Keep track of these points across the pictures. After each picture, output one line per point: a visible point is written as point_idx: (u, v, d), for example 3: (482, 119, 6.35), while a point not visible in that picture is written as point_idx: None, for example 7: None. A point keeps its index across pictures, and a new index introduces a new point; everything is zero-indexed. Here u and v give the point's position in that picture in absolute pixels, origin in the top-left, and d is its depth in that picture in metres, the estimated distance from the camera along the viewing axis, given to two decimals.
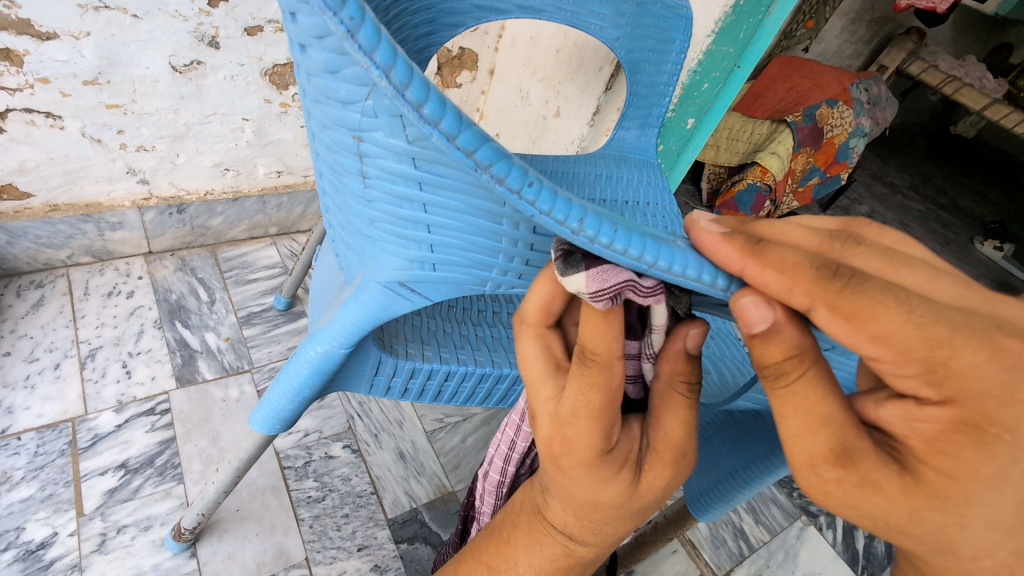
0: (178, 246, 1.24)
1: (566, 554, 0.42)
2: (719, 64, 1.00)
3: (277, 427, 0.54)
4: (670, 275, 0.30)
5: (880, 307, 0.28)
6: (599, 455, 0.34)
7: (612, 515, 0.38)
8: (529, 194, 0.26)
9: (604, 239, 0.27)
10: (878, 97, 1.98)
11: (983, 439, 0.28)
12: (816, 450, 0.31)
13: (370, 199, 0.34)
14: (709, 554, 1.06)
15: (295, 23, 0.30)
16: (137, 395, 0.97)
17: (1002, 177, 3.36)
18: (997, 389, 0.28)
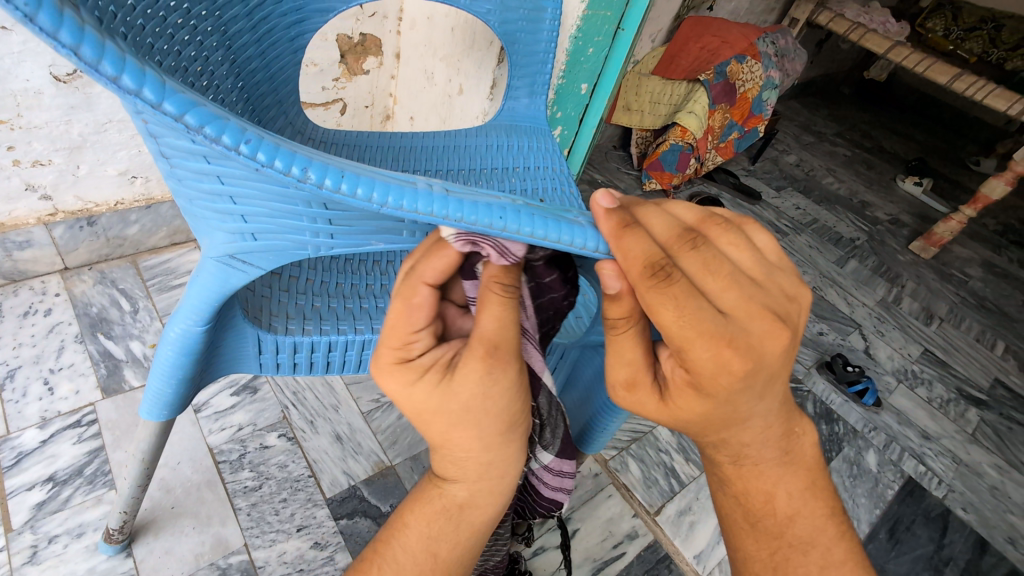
0: (96, 259, 1.22)
1: (439, 495, 0.46)
2: (600, 28, 1.04)
3: (166, 413, 0.56)
4: (406, 215, 0.33)
5: (667, 303, 0.37)
6: (398, 360, 0.40)
7: (447, 430, 0.41)
8: (246, 150, 0.29)
9: (329, 184, 0.31)
10: (785, 49, 2.06)
11: (738, 385, 0.39)
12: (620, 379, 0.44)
13: (179, 177, 0.37)
14: (642, 494, 1.12)
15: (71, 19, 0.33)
16: (61, 410, 0.98)
17: (922, 117, 3.52)
18: (743, 366, 0.38)
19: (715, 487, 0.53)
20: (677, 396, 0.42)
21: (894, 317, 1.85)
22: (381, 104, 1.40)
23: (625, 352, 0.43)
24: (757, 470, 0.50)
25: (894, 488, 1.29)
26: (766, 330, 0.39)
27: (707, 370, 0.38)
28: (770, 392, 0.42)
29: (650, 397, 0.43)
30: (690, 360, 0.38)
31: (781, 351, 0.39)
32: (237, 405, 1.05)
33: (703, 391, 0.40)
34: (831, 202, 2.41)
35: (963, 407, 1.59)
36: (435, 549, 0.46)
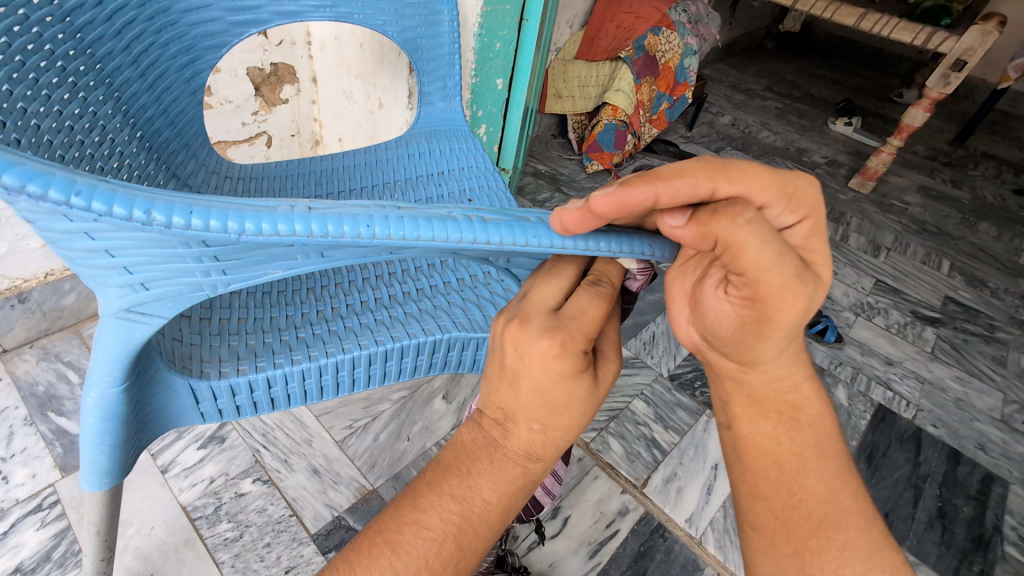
0: (35, 336, 1.18)
1: (523, 473, 0.48)
2: (503, 22, 1.04)
3: (109, 481, 0.54)
4: (268, 237, 0.33)
5: (751, 165, 0.41)
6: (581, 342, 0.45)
7: (575, 410, 0.47)
8: (79, 201, 0.29)
9: (180, 222, 0.31)
10: (697, 15, 2.11)
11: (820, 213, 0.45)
12: (793, 261, 0.39)
13: (48, 240, 0.36)
14: (627, 469, 1.13)
15: None
16: (20, 497, 0.94)
17: (842, 60, 3.65)
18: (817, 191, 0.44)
19: (785, 433, 0.52)
20: (810, 250, 0.45)
21: (844, 255, 1.91)
22: (307, 130, 1.43)
23: (772, 235, 0.39)
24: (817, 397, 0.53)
25: (866, 418, 1.34)
26: None
27: (812, 199, 0.44)
28: None
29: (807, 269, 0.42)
30: (798, 193, 0.42)
31: None
32: (205, 458, 1.03)
33: (815, 223, 0.44)
34: (769, 154, 2.47)
35: (919, 328, 1.66)
36: (503, 519, 0.49)
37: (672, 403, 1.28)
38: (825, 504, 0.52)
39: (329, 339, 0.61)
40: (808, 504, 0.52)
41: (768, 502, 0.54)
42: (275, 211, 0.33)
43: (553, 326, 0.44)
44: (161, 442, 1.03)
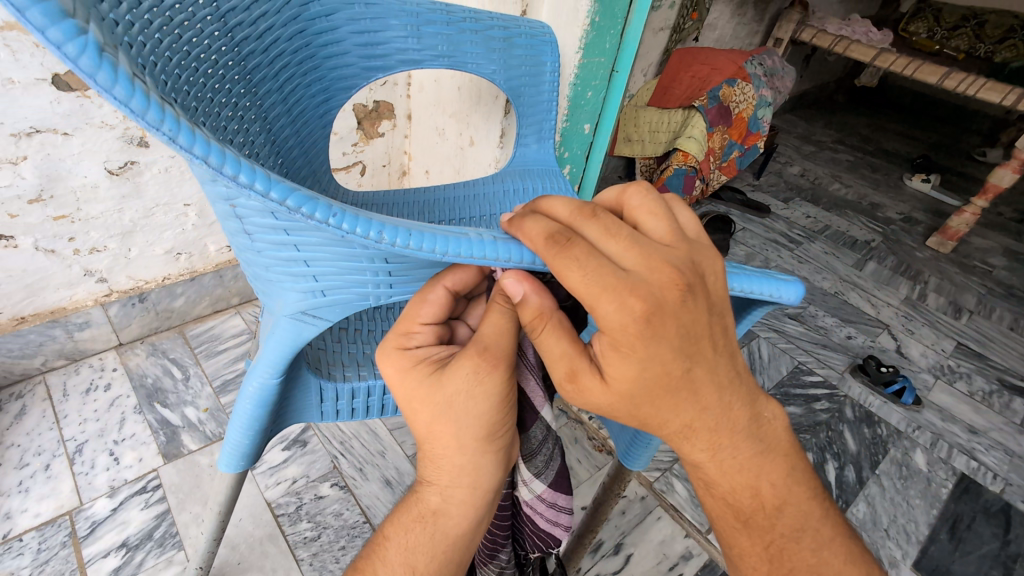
0: (147, 333, 1.31)
1: (416, 502, 0.48)
2: (596, 73, 1.10)
3: (242, 464, 0.60)
4: (465, 259, 0.39)
5: (567, 270, 0.38)
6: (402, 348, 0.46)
7: (419, 417, 0.44)
8: (335, 221, 0.35)
9: (401, 241, 0.37)
10: (773, 68, 2.14)
11: (639, 340, 0.39)
12: (557, 372, 0.43)
13: (259, 247, 0.43)
14: (692, 513, 1.12)
15: None
16: (127, 478, 1.03)
17: (918, 115, 3.57)
18: (628, 327, 0.38)
19: (702, 490, 0.51)
20: (606, 365, 0.41)
21: (921, 314, 1.84)
22: (397, 161, 1.55)
23: (553, 344, 0.43)
24: (739, 466, 0.47)
25: (948, 487, 1.27)
26: (668, 279, 0.39)
27: (614, 326, 0.38)
28: (697, 352, 0.41)
29: (593, 377, 0.42)
30: (600, 318, 0.39)
31: (680, 297, 0.40)
32: (289, 459, 1.10)
33: (619, 345, 0.39)
34: (840, 207, 2.44)
35: (1007, 398, 1.56)
36: (412, 562, 0.46)
37: None
38: (771, 566, 0.51)
39: None
40: (750, 559, 0.52)
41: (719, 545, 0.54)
42: (463, 236, 0.39)
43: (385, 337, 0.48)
44: (262, 462, 1.08)
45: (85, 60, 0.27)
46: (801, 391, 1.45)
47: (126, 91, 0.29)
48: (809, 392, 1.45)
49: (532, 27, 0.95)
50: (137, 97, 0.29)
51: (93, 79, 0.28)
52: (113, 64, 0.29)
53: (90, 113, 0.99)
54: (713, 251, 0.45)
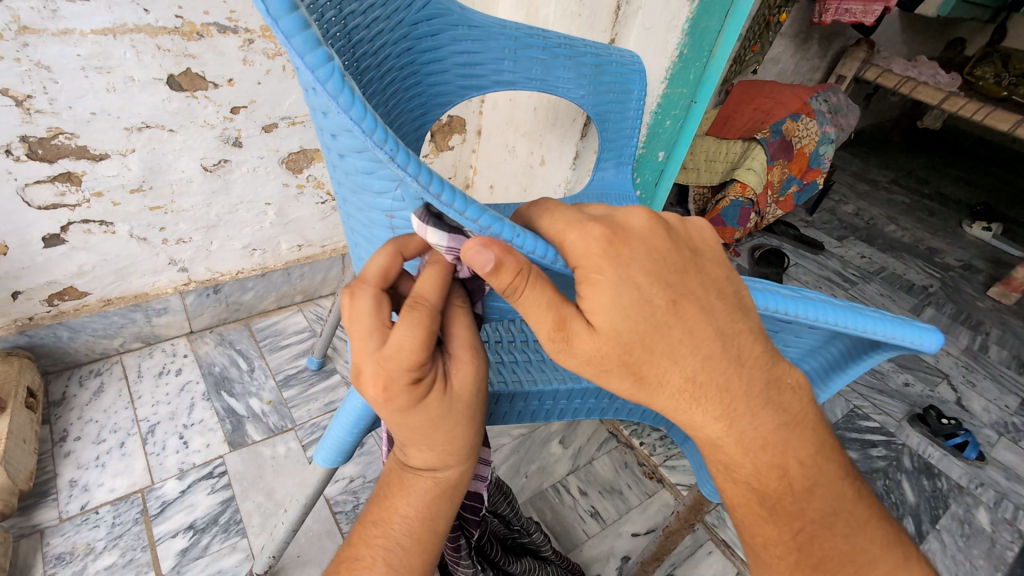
0: (216, 323, 1.36)
1: (435, 484, 0.46)
2: (677, 103, 1.13)
3: (338, 460, 0.62)
4: None
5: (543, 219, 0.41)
6: (418, 377, 0.39)
7: (446, 426, 0.42)
8: (518, 242, 0.36)
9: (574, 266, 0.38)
10: (837, 105, 2.12)
11: (606, 260, 0.37)
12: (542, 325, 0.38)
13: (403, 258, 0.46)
14: (744, 551, 1.10)
15: (333, 139, 0.41)
16: (196, 462, 1.07)
17: (979, 159, 3.48)
18: (593, 248, 0.37)
19: (720, 475, 0.44)
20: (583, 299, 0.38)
21: (982, 366, 1.78)
22: (461, 174, 1.56)
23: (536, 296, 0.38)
24: (760, 439, 0.42)
25: (1013, 550, 1.21)
26: (634, 217, 0.40)
27: (580, 249, 0.38)
28: (679, 286, 0.38)
29: (580, 321, 0.38)
30: (568, 248, 0.38)
31: (648, 228, 0.39)
32: None
33: (592, 272, 0.37)
34: (896, 249, 2.38)
35: None
36: (438, 527, 0.47)
37: None
38: (799, 557, 0.45)
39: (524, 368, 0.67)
40: (778, 550, 0.45)
41: (744, 538, 0.48)
42: None
43: (374, 372, 0.39)
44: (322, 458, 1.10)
45: (330, 83, 0.31)
46: (856, 435, 1.41)
47: (358, 112, 0.32)
48: (866, 437, 1.41)
49: (623, 56, 0.97)
50: (365, 116, 0.32)
51: (332, 99, 0.31)
52: (349, 84, 0.32)
53: (195, 113, 1.04)
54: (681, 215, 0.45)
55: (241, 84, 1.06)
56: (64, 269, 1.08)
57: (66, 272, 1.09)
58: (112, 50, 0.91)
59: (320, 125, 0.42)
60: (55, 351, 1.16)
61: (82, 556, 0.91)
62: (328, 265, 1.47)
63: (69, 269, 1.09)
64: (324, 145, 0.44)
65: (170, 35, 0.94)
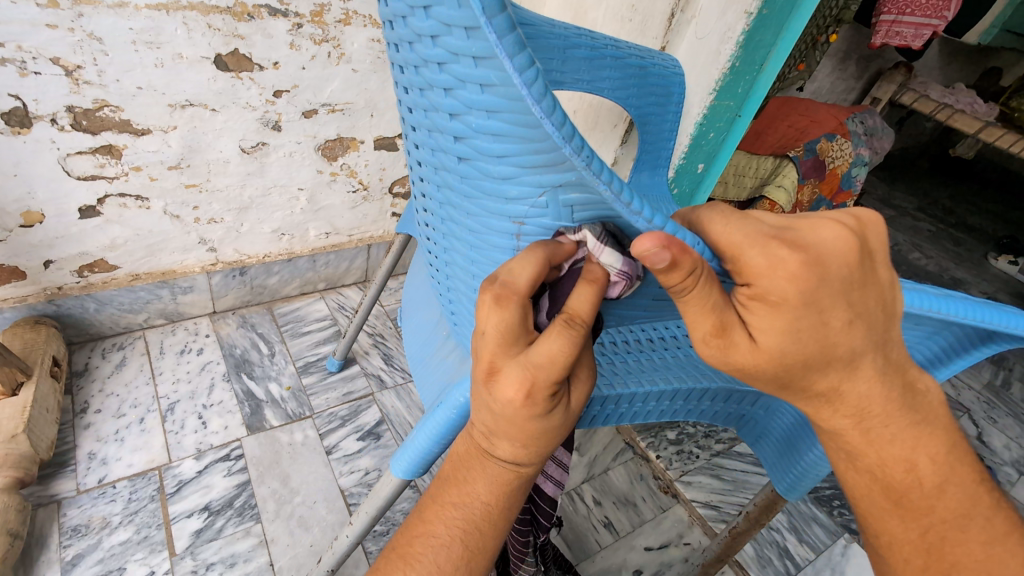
0: (239, 305, 1.36)
1: (516, 477, 0.45)
2: (723, 116, 1.12)
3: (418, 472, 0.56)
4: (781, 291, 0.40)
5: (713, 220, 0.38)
6: (554, 387, 0.39)
7: (552, 438, 0.43)
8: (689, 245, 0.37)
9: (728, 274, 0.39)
10: (873, 128, 2.09)
11: (791, 279, 0.35)
12: (702, 329, 0.38)
13: None
14: (757, 573, 1.09)
15: (466, 142, 0.39)
16: (213, 443, 1.06)
17: (1006, 191, 3.42)
18: (769, 265, 0.35)
19: (843, 466, 0.46)
20: (753, 313, 0.37)
21: (1004, 403, 1.75)
22: None
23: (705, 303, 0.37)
24: (889, 436, 0.43)
25: None
26: (822, 229, 0.36)
27: (761, 268, 0.35)
28: (855, 303, 0.37)
29: (740, 332, 0.38)
30: (745, 267, 0.36)
31: (839, 243, 0.36)
32: (363, 449, 1.12)
33: (771, 297, 0.35)
34: (920, 278, 2.35)
35: None
36: (507, 516, 0.46)
37: (808, 516, 1.21)
38: (927, 560, 0.45)
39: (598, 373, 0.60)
40: (903, 550, 0.46)
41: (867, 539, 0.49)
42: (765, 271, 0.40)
43: (516, 376, 0.39)
44: (337, 448, 1.10)
45: (535, 86, 0.30)
46: None
47: (557, 117, 0.31)
48: None
49: (665, 60, 0.94)
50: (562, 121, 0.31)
51: (539, 106, 0.30)
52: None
53: (238, 94, 1.04)
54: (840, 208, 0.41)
55: (286, 68, 1.05)
56: (96, 241, 1.08)
57: (97, 245, 1.09)
58: (164, 26, 0.91)
59: (446, 126, 0.39)
60: (81, 322, 1.17)
61: (97, 530, 0.91)
62: (354, 254, 1.46)
63: (101, 242, 1.09)
64: (444, 147, 0.42)
65: (221, 15, 0.94)
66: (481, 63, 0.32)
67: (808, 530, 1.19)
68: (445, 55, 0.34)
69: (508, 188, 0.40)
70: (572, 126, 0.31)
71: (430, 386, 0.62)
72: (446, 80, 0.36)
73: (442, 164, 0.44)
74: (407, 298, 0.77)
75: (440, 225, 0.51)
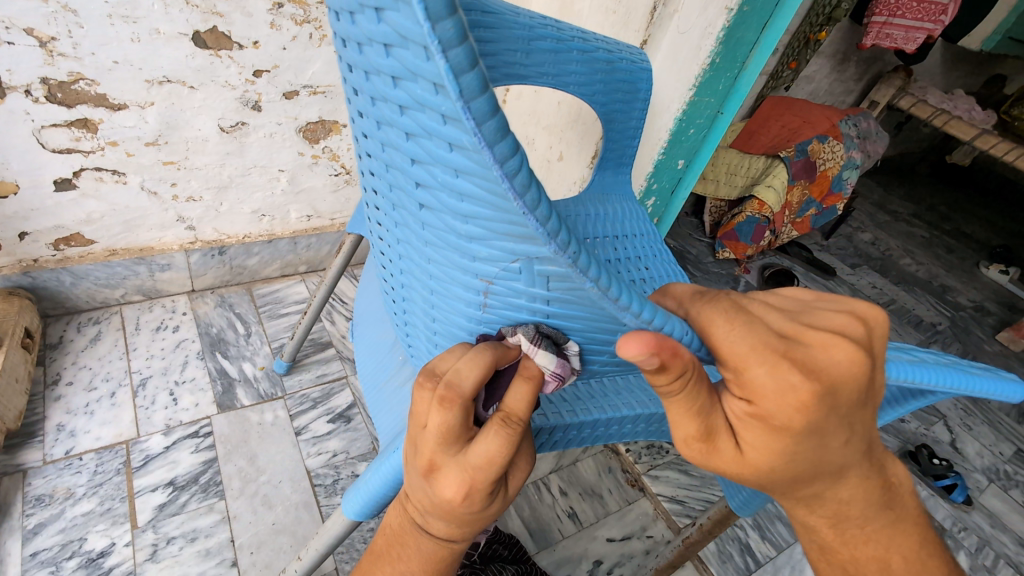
0: (218, 284, 1.36)
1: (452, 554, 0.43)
2: (703, 112, 1.11)
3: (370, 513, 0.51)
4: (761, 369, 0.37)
5: (714, 322, 0.34)
6: (489, 486, 0.37)
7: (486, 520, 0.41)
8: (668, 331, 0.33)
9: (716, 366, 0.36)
10: (867, 132, 2.09)
11: (790, 406, 0.32)
12: (688, 433, 0.36)
13: (483, 321, 0.39)
14: (717, 568, 1.10)
15: (424, 188, 0.33)
16: (183, 420, 1.07)
17: (1003, 199, 3.41)
18: (772, 391, 0.32)
19: (816, 557, 0.46)
20: (746, 429, 0.35)
21: (981, 411, 1.75)
22: None
23: (694, 413, 0.35)
24: (862, 536, 0.43)
25: None
26: (832, 348, 0.33)
27: (766, 391, 0.32)
28: (851, 421, 0.35)
29: (727, 440, 0.36)
30: (746, 384, 0.33)
31: (848, 365, 0.33)
32: (333, 432, 1.13)
33: (770, 419, 0.33)
34: (909, 283, 2.35)
35: None
36: None
37: (774, 515, 1.22)
38: None
39: (562, 403, 0.57)
40: None
41: None
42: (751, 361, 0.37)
43: (450, 470, 0.37)
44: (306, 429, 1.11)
45: (511, 159, 0.26)
46: None
47: (533, 195, 0.27)
48: None
49: (632, 52, 0.89)
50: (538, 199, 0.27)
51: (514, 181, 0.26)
52: (527, 172, 0.27)
53: (217, 71, 1.04)
54: (838, 296, 0.39)
55: (266, 48, 1.05)
56: (72, 214, 1.09)
57: (73, 218, 1.09)
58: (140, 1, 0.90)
59: (402, 164, 0.33)
60: (56, 295, 1.17)
61: (61, 500, 0.92)
62: (336, 238, 1.46)
63: (77, 215, 1.09)
64: (401, 186, 0.36)
65: None
66: (450, 123, 0.26)
67: (772, 528, 1.20)
68: (406, 100, 0.28)
69: (477, 249, 0.34)
70: (548, 203, 0.28)
71: (386, 419, 0.57)
72: (404, 118, 0.30)
73: (397, 202, 0.38)
74: (360, 312, 0.72)
75: (394, 261, 0.45)
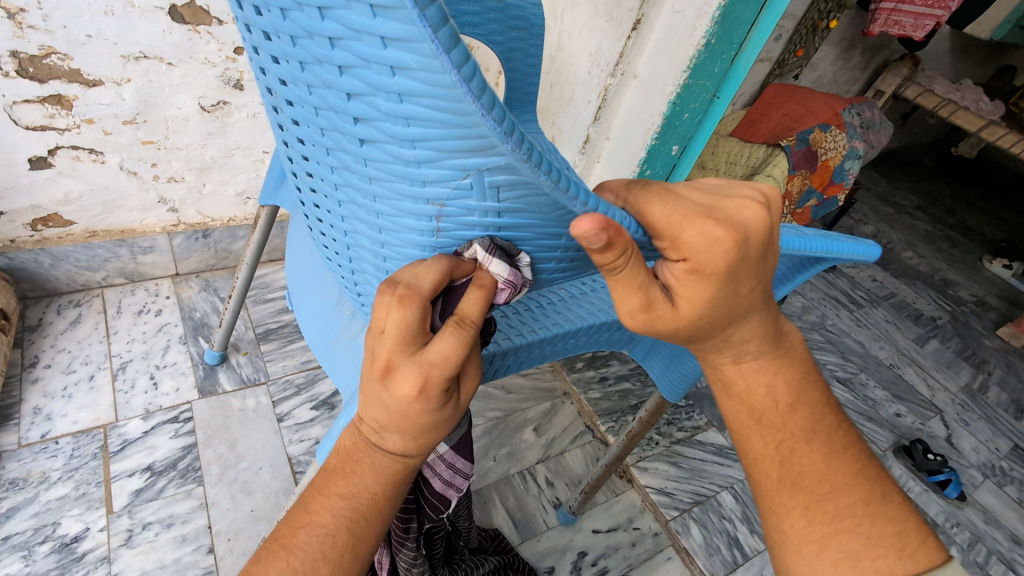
0: (203, 268, 1.33)
1: (405, 468, 0.41)
2: (698, 96, 1.07)
3: None
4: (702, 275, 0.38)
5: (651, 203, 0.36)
6: (447, 382, 0.36)
7: (441, 431, 0.40)
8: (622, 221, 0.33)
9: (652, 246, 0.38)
10: (870, 121, 2.04)
11: (716, 257, 0.36)
12: (630, 305, 0.37)
13: (437, 246, 0.38)
14: (703, 561, 1.08)
15: (358, 118, 0.31)
16: (162, 404, 1.06)
17: (1010, 194, 3.36)
18: (705, 247, 0.36)
19: (718, 396, 0.49)
20: (684, 291, 0.38)
21: (978, 406, 1.73)
22: None
23: (637, 279, 0.36)
24: (757, 365, 0.46)
25: None
26: (744, 207, 0.37)
27: (699, 249, 0.36)
28: (762, 273, 0.39)
29: (662, 303, 0.38)
30: (681, 247, 0.36)
31: (761, 224, 0.37)
32: (316, 419, 1.11)
33: (702, 271, 0.36)
34: (910, 277, 2.31)
35: None
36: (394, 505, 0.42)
37: None
38: (782, 474, 0.47)
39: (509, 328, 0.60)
40: (763, 463, 0.48)
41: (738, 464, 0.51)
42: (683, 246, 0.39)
43: (408, 369, 0.36)
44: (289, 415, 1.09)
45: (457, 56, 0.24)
46: None
47: (486, 95, 0.26)
48: None
49: None
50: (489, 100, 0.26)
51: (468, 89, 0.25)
52: (481, 78, 0.25)
53: (196, 48, 1.01)
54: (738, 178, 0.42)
55: None
56: (49, 195, 1.06)
57: (51, 198, 1.07)
58: None
59: (328, 92, 0.31)
60: (35, 277, 1.15)
61: (35, 484, 0.90)
62: None
63: (55, 195, 1.07)
64: (331, 121, 0.33)
65: None
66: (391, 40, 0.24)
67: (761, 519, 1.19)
68: (337, 31, 0.26)
69: (426, 173, 0.31)
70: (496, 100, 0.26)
71: (344, 372, 0.56)
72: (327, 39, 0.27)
73: (328, 138, 0.35)
74: (293, 279, 0.69)
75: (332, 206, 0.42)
